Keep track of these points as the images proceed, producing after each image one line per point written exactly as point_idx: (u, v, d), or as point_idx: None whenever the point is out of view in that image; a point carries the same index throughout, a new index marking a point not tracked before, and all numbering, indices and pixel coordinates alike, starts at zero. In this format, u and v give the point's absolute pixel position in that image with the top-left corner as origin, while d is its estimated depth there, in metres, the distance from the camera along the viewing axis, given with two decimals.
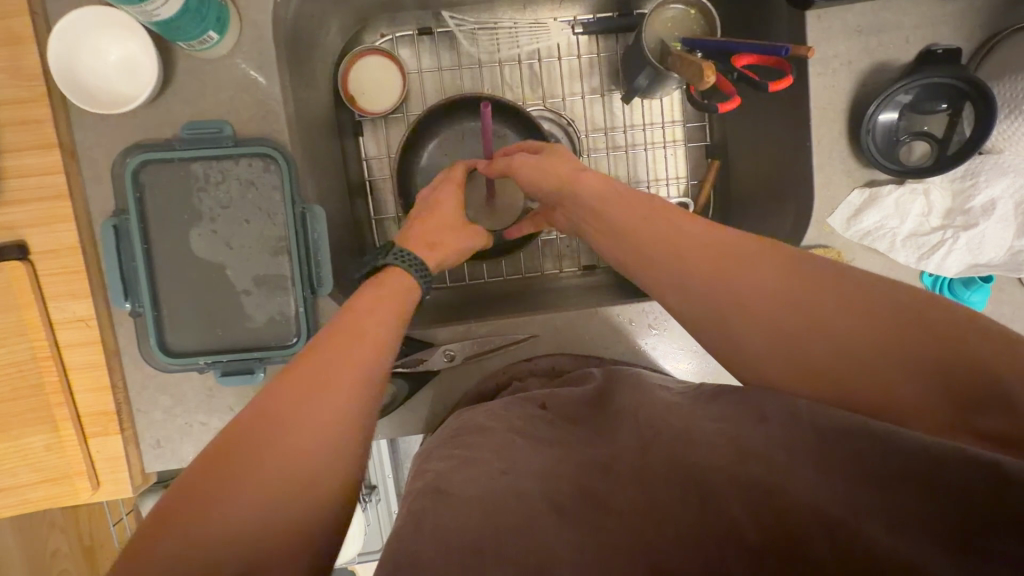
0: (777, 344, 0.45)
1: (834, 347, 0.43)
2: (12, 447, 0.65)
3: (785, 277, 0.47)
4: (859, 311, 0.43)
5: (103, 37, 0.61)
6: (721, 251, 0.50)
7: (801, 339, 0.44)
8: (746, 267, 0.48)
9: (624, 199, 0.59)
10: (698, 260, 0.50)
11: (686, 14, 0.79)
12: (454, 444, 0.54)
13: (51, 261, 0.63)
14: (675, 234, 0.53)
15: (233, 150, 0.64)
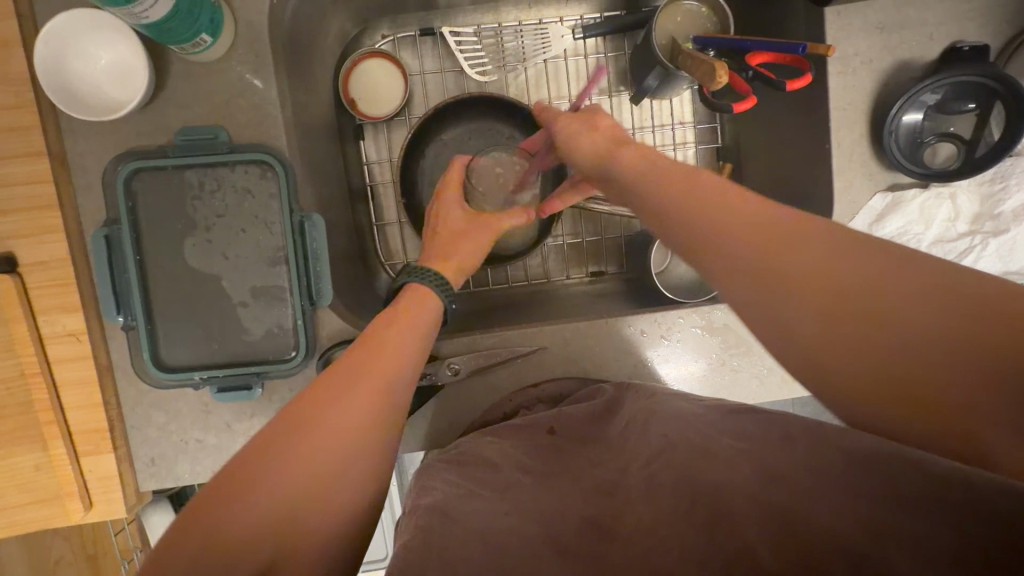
0: (831, 346, 0.33)
1: (871, 362, 0.32)
2: (2, 467, 0.62)
3: (793, 252, 0.35)
4: (879, 298, 0.32)
5: (91, 40, 0.59)
6: (718, 215, 0.39)
7: (862, 344, 0.32)
8: (746, 239, 0.37)
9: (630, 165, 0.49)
10: (695, 233, 0.40)
11: (698, 13, 0.76)
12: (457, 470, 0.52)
13: (40, 274, 0.61)
14: (672, 194, 0.43)
15: (228, 157, 0.62)
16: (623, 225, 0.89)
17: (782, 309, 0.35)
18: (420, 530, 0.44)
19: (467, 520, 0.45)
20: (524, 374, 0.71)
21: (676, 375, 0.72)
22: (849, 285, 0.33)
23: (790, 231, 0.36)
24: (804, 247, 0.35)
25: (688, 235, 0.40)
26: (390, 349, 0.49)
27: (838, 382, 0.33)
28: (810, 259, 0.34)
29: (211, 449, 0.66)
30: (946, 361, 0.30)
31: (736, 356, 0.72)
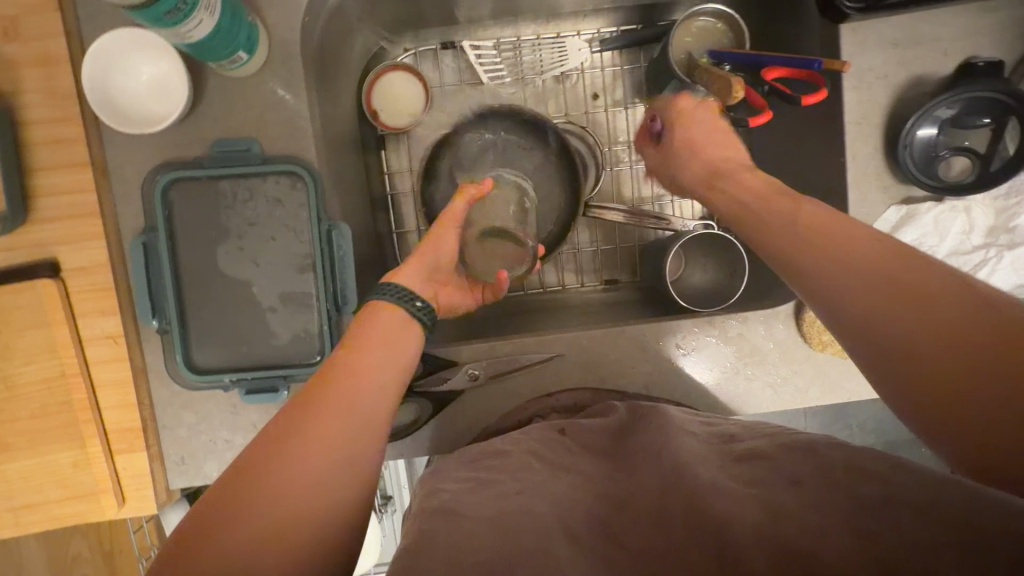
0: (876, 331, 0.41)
1: (903, 353, 0.40)
2: (40, 464, 0.65)
3: (886, 282, 0.42)
4: (946, 334, 0.38)
5: (134, 57, 0.62)
6: (823, 244, 0.47)
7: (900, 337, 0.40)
8: (843, 269, 0.44)
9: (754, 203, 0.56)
10: (805, 257, 0.47)
11: (714, 28, 0.78)
12: (467, 470, 0.52)
13: (81, 278, 0.64)
14: (789, 225, 0.50)
15: (262, 168, 0.64)
16: (637, 235, 0.90)
17: (858, 328, 0.42)
18: (427, 526, 0.44)
19: (474, 512, 0.45)
20: (542, 381, 0.73)
21: (689, 384, 0.74)
22: (920, 319, 0.39)
23: (886, 267, 0.42)
24: (896, 280, 0.41)
25: (797, 259, 0.48)
26: (366, 370, 0.48)
27: (904, 393, 0.40)
28: (895, 292, 0.41)
29: (238, 450, 0.68)
30: (996, 396, 0.35)
31: (750, 364, 0.73)
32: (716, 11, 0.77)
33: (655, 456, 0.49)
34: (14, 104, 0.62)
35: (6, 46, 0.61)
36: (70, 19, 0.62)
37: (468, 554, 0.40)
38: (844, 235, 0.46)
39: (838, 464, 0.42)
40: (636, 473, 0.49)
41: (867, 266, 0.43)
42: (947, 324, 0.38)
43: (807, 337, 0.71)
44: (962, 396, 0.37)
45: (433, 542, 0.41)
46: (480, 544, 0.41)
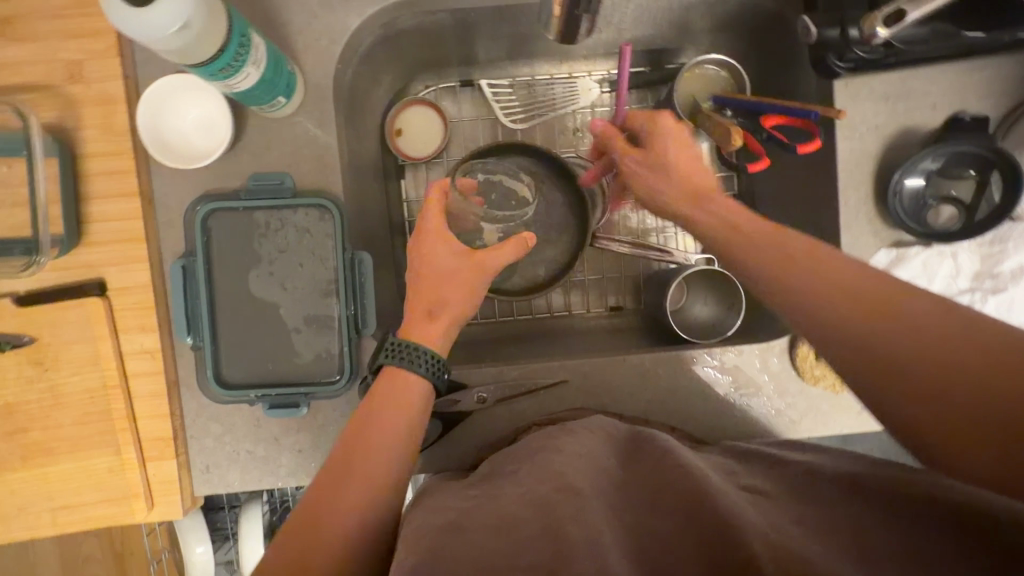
0: (860, 350, 0.43)
1: (889, 373, 0.41)
2: (79, 467, 0.71)
3: (877, 318, 0.43)
4: (940, 364, 0.40)
5: (181, 101, 0.69)
6: (811, 269, 0.47)
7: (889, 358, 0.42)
8: (838, 298, 0.45)
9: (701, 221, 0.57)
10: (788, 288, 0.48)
11: (717, 74, 0.84)
12: (467, 491, 0.57)
13: (126, 297, 0.70)
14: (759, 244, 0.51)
15: (292, 201, 0.70)
16: (642, 265, 0.95)
17: (838, 340, 0.44)
18: (431, 537, 0.48)
19: (476, 524, 0.49)
20: (547, 405, 0.77)
21: (687, 412, 0.77)
22: (915, 344, 0.41)
23: (878, 297, 0.44)
24: (887, 313, 0.43)
25: (783, 283, 0.48)
26: (385, 427, 0.56)
27: (879, 402, 0.42)
28: (887, 323, 0.42)
29: (260, 460, 0.73)
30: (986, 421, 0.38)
31: (746, 395, 0.77)
32: (719, 61, 0.83)
33: (652, 468, 0.54)
34: (74, 138, 0.68)
35: (70, 87, 0.68)
36: (128, 63, 0.68)
37: (471, 560, 0.44)
38: (836, 260, 0.47)
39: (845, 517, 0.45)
40: (637, 479, 0.54)
41: (858, 297, 0.44)
42: (943, 356, 0.40)
43: (801, 370, 0.75)
44: (952, 424, 0.39)
45: (438, 550, 0.45)
46: (482, 549, 0.45)
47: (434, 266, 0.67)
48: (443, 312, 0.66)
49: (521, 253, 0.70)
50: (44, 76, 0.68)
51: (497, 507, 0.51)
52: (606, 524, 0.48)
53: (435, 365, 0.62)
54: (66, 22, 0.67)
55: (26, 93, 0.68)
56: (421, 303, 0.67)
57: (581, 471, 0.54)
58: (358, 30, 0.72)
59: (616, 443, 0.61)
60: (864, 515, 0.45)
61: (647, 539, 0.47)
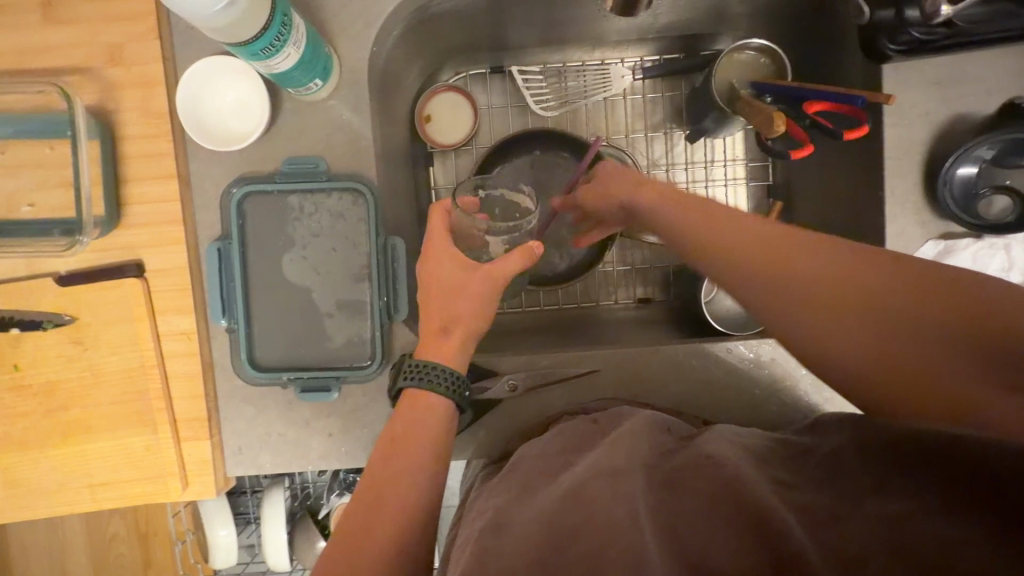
0: (824, 322, 0.45)
1: (848, 338, 0.44)
2: (115, 445, 0.72)
3: (842, 300, 0.44)
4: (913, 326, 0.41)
5: (219, 83, 0.69)
6: (776, 265, 0.48)
7: (846, 318, 0.44)
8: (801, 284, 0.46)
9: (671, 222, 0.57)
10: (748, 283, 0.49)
11: (756, 61, 0.81)
12: (507, 481, 0.57)
13: (163, 278, 0.70)
14: (725, 240, 0.52)
15: (327, 185, 0.70)
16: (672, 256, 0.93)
17: (801, 317, 0.46)
18: (477, 538, 0.48)
19: (519, 519, 0.48)
20: (577, 395, 0.76)
21: (719, 405, 0.76)
22: (859, 300, 0.44)
23: (832, 274, 0.45)
24: (846, 297, 0.44)
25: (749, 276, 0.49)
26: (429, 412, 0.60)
27: (850, 373, 0.44)
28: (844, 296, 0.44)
29: (291, 442, 0.73)
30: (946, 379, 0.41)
31: (780, 390, 0.75)
32: (759, 45, 0.80)
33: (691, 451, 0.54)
34: (114, 121, 0.69)
35: (110, 69, 0.68)
36: (168, 47, 0.69)
37: (515, 557, 0.44)
38: (788, 241, 0.49)
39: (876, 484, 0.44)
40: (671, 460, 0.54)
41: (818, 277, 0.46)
42: (904, 318, 0.42)
43: None
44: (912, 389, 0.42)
45: (484, 549, 0.45)
46: (525, 545, 0.45)
47: (440, 281, 0.65)
48: (455, 325, 0.65)
49: (528, 264, 0.66)
50: (86, 59, 0.68)
51: (533, 502, 0.51)
52: (647, 506, 0.47)
53: (458, 385, 0.61)
54: (108, 5, 0.68)
55: (69, 75, 0.68)
56: (432, 321, 0.65)
57: (617, 450, 0.53)
58: (394, 13, 0.71)
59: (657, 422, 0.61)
60: (890, 480, 0.43)
61: (678, 517, 0.47)
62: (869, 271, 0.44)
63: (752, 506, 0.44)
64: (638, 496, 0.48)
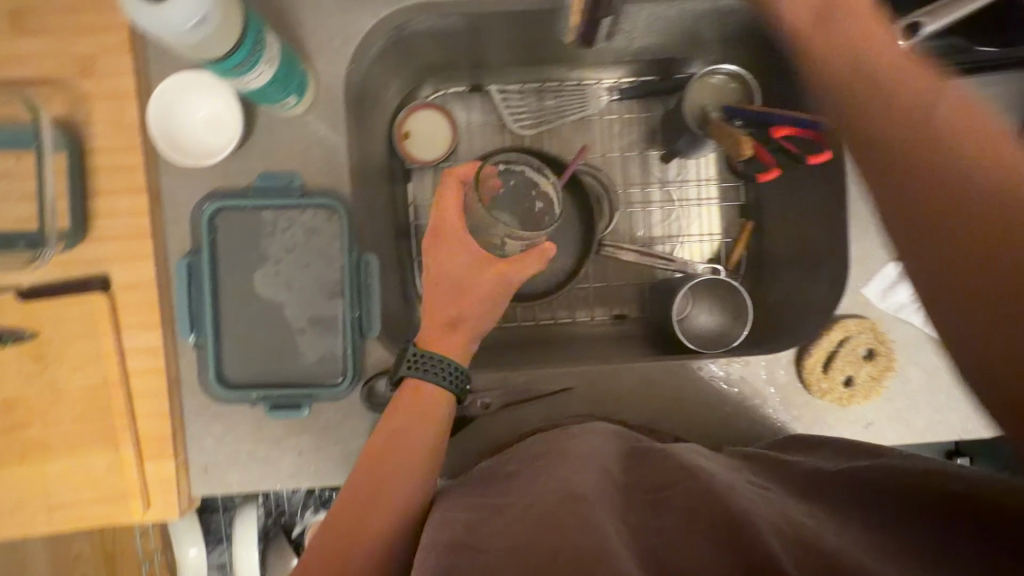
0: (950, 259, 0.45)
1: (917, 252, 0.47)
2: (77, 464, 0.70)
3: (987, 231, 0.44)
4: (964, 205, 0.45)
5: (193, 98, 0.69)
6: (949, 202, 0.46)
7: (942, 237, 0.46)
8: (909, 139, 0.49)
9: (903, 86, 0.50)
10: (903, 139, 0.49)
11: (726, 85, 0.84)
12: (466, 502, 0.57)
13: (129, 293, 0.69)
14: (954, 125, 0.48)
15: (301, 202, 0.69)
16: (648, 274, 0.94)
17: (922, 234, 0.47)
18: (447, 561, 0.46)
19: (490, 543, 0.48)
20: (550, 413, 0.76)
21: (692, 423, 0.77)
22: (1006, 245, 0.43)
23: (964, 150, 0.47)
24: (972, 188, 0.45)
25: (873, 124, 0.51)
26: (426, 417, 0.63)
27: (935, 299, 0.46)
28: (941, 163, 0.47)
29: (260, 461, 0.72)
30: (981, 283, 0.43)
31: (750, 407, 0.76)
32: (729, 71, 0.83)
33: (661, 476, 0.55)
34: (83, 134, 0.68)
35: (81, 81, 0.68)
36: (141, 61, 0.68)
37: None
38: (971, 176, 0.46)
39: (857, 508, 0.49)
40: (646, 483, 0.55)
41: (923, 136, 0.49)
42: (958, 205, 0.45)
43: (807, 384, 0.74)
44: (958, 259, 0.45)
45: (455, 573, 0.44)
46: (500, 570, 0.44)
47: (450, 276, 0.69)
48: (463, 322, 0.69)
49: (541, 266, 0.71)
50: (56, 70, 0.68)
51: (505, 523, 0.50)
52: (614, 528, 0.47)
53: (461, 377, 0.66)
54: (80, 17, 0.67)
55: (37, 86, 0.67)
56: (437, 316, 0.68)
57: (586, 471, 0.53)
58: (371, 31, 0.72)
59: (618, 438, 0.63)
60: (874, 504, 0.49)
61: (659, 545, 0.47)
62: (993, 219, 0.44)
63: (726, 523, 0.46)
64: (611, 520, 0.48)
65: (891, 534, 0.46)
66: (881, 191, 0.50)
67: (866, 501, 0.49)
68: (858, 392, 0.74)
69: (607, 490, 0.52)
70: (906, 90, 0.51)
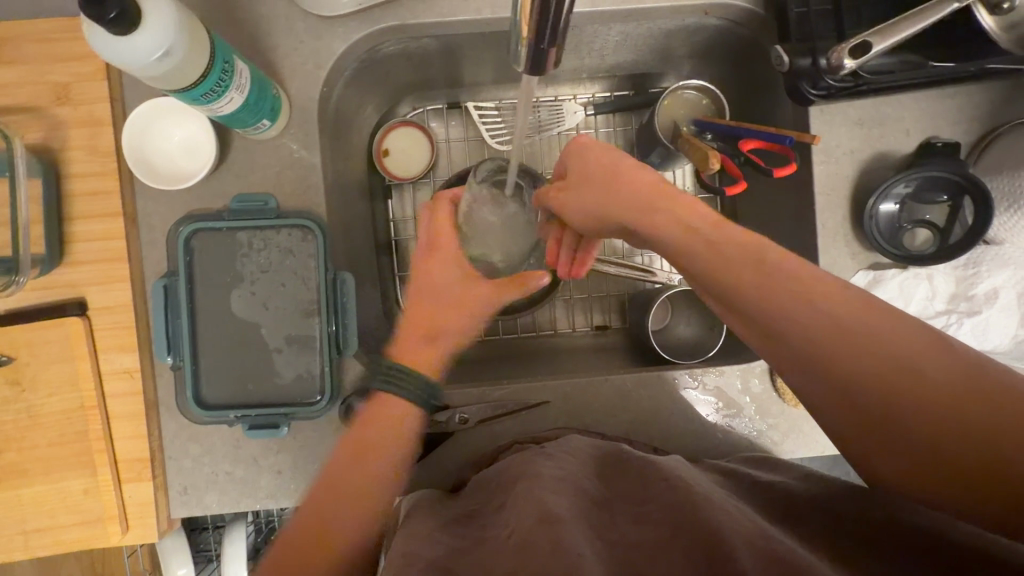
0: (938, 434, 0.38)
1: (909, 440, 0.39)
2: (54, 489, 0.70)
3: (862, 399, 0.40)
4: (877, 411, 0.40)
5: (169, 124, 0.70)
6: (866, 349, 0.40)
7: (887, 397, 0.39)
8: (758, 293, 0.44)
9: (728, 238, 0.48)
10: (804, 308, 0.42)
11: (698, 101, 0.85)
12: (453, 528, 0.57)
13: (106, 316, 0.70)
14: (830, 305, 0.42)
15: (276, 222, 0.70)
16: (629, 285, 0.96)
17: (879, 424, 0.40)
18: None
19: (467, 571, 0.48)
20: (529, 426, 0.77)
21: (672, 433, 0.77)
22: (928, 416, 0.38)
23: (822, 334, 0.41)
24: (871, 342, 0.40)
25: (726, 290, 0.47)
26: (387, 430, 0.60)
27: (977, 471, 0.37)
28: (800, 350, 0.43)
29: (238, 481, 0.72)
30: (922, 444, 0.39)
31: (727, 416, 0.77)
32: (699, 87, 0.84)
33: (637, 494, 0.56)
34: (60, 160, 0.69)
35: (57, 108, 0.69)
36: (116, 86, 0.70)
37: None
38: (832, 302, 0.42)
39: (834, 519, 0.50)
40: (625, 509, 0.55)
41: (888, 367, 0.39)
42: (903, 408, 0.39)
43: (781, 391, 0.76)
44: (894, 452, 0.40)
45: None
46: None
47: (438, 289, 0.68)
48: (438, 333, 0.67)
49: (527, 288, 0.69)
50: (31, 97, 0.68)
51: (485, 553, 0.50)
52: (588, 549, 0.47)
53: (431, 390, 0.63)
54: (55, 45, 0.68)
55: (13, 113, 0.68)
56: (415, 321, 0.67)
57: (560, 494, 0.54)
58: (343, 54, 0.73)
59: (591, 451, 0.64)
60: (846, 520, 0.49)
61: (635, 561, 0.47)
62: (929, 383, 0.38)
63: (704, 543, 0.46)
64: (584, 538, 0.48)
65: (859, 561, 0.45)
66: (790, 358, 0.44)
67: (836, 521, 0.49)
68: None
69: (585, 511, 0.53)
70: (726, 230, 0.49)
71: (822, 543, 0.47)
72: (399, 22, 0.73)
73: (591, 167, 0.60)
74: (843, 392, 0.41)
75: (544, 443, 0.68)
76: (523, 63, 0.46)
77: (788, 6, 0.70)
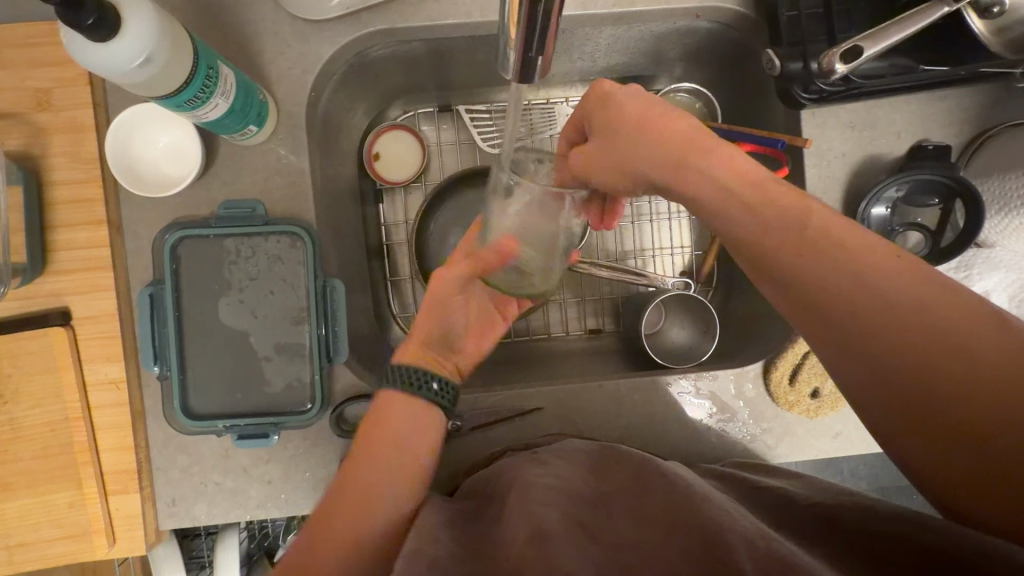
0: (960, 394, 0.38)
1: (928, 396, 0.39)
2: (39, 502, 0.68)
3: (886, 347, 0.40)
4: (896, 364, 0.40)
5: (153, 129, 0.69)
6: (900, 302, 0.40)
7: (911, 349, 0.39)
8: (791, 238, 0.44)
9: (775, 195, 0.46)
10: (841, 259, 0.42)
11: (692, 104, 0.89)
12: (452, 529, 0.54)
13: (89, 326, 0.68)
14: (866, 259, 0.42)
15: (265, 229, 0.69)
16: (624, 288, 0.95)
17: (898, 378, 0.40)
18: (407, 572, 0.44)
19: None
20: (522, 433, 0.76)
21: (666, 437, 0.77)
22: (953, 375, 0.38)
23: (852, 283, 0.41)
24: (913, 300, 0.39)
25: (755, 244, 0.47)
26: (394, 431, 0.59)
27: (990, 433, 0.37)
28: (832, 306, 0.42)
29: (228, 491, 0.71)
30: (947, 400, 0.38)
31: (721, 420, 0.77)
32: (692, 91, 0.88)
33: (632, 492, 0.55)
34: (40, 166, 0.68)
35: (38, 114, 0.67)
36: (98, 92, 0.68)
37: None
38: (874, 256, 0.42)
39: (838, 528, 0.48)
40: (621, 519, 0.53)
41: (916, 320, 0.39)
42: (928, 373, 0.39)
43: (774, 395, 0.75)
44: (908, 407, 0.40)
45: None
46: None
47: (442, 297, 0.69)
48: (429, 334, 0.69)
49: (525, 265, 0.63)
50: (10, 103, 0.67)
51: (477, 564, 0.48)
52: (582, 562, 0.45)
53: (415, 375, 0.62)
54: (34, 50, 0.67)
55: None
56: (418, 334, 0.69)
57: (551, 506, 0.52)
58: (330, 58, 0.72)
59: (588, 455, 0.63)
60: (851, 529, 0.47)
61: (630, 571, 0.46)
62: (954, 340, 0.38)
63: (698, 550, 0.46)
64: (576, 550, 0.47)
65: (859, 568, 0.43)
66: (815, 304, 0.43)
67: (837, 530, 0.48)
68: (825, 403, 0.75)
69: (578, 520, 0.51)
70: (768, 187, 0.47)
71: (821, 550, 0.46)
72: (387, 26, 0.72)
73: (621, 115, 0.53)
74: (868, 344, 0.41)
75: (541, 449, 0.66)
76: (512, 71, 0.46)
77: (778, 10, 0.69)
